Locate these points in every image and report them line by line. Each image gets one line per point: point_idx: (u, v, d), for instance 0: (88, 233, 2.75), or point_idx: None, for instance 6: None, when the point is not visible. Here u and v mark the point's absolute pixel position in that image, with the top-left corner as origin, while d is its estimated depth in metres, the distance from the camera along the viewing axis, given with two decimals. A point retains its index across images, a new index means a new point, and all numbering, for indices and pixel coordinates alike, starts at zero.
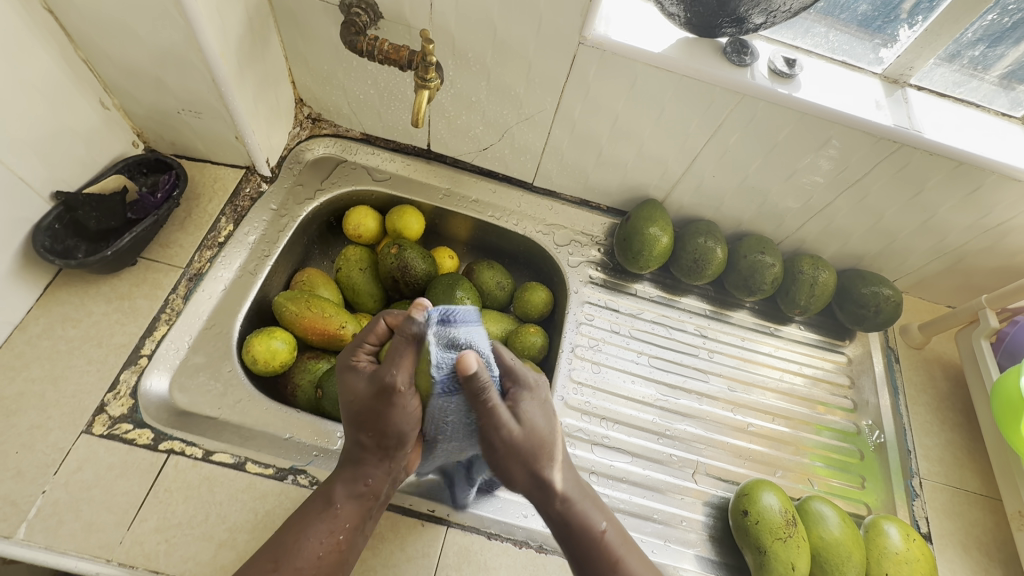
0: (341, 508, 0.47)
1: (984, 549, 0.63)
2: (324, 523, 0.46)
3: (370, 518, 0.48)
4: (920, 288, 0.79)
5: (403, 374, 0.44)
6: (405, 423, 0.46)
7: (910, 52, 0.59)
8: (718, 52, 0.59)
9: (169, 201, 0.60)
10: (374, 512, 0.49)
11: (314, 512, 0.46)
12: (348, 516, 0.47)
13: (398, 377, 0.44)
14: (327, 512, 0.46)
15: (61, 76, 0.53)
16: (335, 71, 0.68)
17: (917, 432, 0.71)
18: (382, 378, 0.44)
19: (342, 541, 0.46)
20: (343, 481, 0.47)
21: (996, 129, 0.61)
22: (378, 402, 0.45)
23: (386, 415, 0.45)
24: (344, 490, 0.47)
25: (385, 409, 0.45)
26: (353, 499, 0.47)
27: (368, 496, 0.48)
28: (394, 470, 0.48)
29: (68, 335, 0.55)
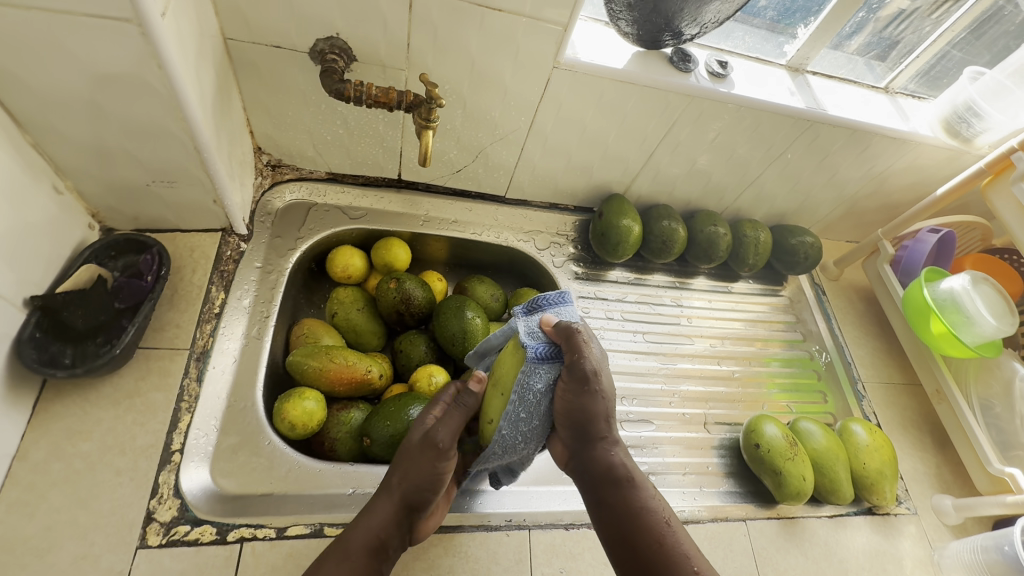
0: (355, 563, 0.45)
1: (917, 425, 0.81)
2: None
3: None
4: (828, 232, 0.96)
5: (447, 434, 0.49)
6: (427, 483, 0.48)
7: (808, 44, 0.72)
8: (666, 61, 0.67)
9: (161, 281, 0.56)
10: (388, 569, 0.48)
11: (330, 563, 0.45)
12: (359, 575, 0.45)
13: (445, 441, 0.48)
14: (343, 564, 0.45)
15: (15, 169, 0.47)
16: (301, 115, 0.66)
17: (851, 346, 0.88)
18: (432, 435, 0.49)
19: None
20: (360, 528, 0.47)
21: (872, 99, 0.77)
22: (420, 453, 0.48)
23: (417, 463, 0.48)
24: (357, 544, 0.46)
25: (421, 462, 0.48)
26: (368, 552, 0.46)
27: (380, 553, 0.47)
28: (407, 528, 0.49)
29: (82, 451, 0.50)
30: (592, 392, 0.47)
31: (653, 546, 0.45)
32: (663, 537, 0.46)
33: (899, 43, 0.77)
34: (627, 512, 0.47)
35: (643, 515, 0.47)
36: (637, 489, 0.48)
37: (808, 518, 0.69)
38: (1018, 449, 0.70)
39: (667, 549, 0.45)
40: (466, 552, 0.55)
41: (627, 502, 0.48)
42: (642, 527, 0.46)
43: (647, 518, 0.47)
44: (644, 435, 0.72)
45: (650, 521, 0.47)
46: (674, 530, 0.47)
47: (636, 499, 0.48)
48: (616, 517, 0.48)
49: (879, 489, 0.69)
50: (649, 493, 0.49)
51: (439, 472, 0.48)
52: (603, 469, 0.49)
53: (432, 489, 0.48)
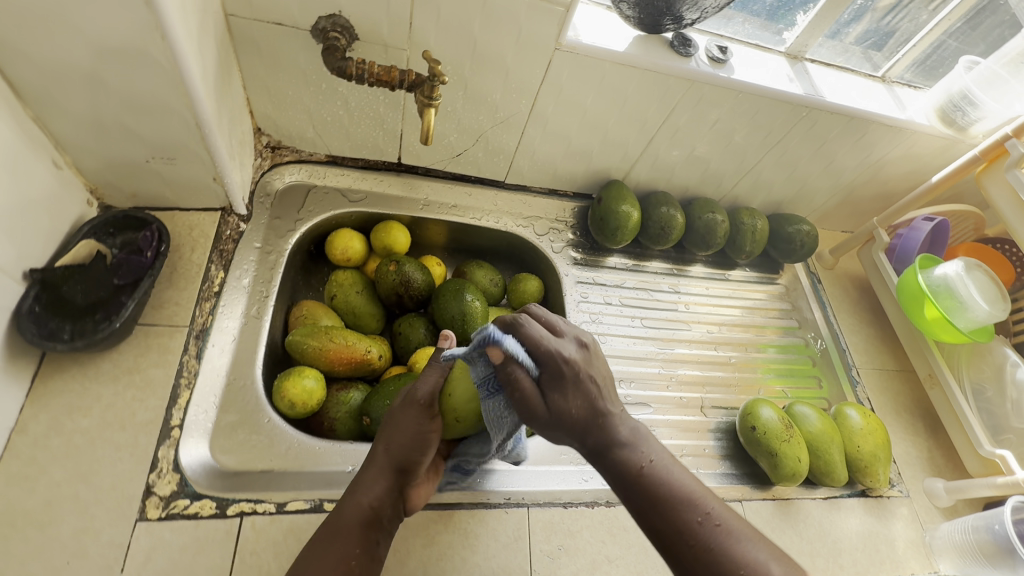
0: (347, 535, 0.44)
1: (910, 410, 0.82)
2: (330, 551, 0.43)
3: (379, 547, 0.46)
4: (824, 221, 0.97)
5: (427, 391, 0.50)
6: (411, 441, 0.48)
7: (806, 32, 0.73)
8: (666, 45, 0.67)
9: (160, 259, 0.55)
10: (383, 538, 0.47)
11: (321, 541, 0.44)
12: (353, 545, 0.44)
13: (425, 393, 0.50)
14: (334, 539, 0.44)
15: (16, 140, 0.47)
16: (301, 95, 0.66)
17: (846, 334, 0.88)
18: (413, 391, 0.50)
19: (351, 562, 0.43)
20: (351, 500, 0.46)
21: (869, 88, 0.78)
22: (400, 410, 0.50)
23: (398, 423, 0.49)
24: (346, 516, 0.45)
25: (403, 419, 0.49)
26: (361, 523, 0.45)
27: (373, 519, 0.46)
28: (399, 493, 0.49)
29: (81, 426, 0.50)
30: (570, 391, 0.43)
31: (657, 506, 0.41)
32: (664, 494, 0.41)
33: (895, 32, 0.77)
34: (621, 476, 0.42)
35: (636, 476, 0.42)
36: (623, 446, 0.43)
37: (803, 500, 0.69)
38: (1009, 432, 0.71)
39: (671, 505, 0.41)
40: (466, 529, 0.55)
41: (621, 469, 0.42)
42: (641, 491, 0.42)
43: (641, 478, 0.42)
44: (641, 418, 0.73)
45: (644, 479, 0.42)
46: (671, 478, 0.42)
47: (627, 459, 0.43)
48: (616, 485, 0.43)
49: (872, 471, 0.70)
50: (640, 449, 0.43)
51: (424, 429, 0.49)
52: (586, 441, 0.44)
53: (417, 447, 0.49)
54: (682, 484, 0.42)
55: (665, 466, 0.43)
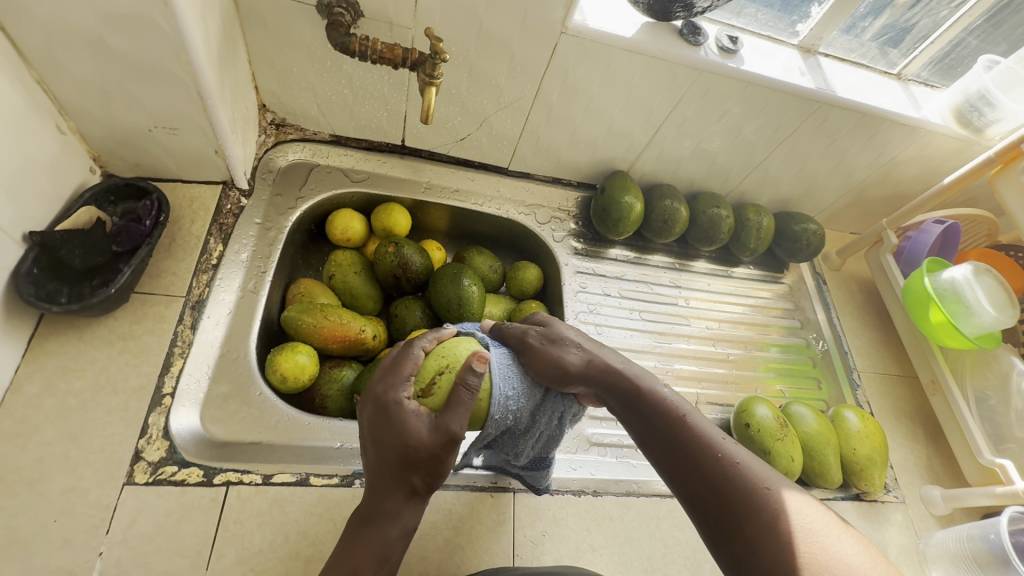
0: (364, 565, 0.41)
1: (911, 416, 0.80)
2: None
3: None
4: (832, 221, 0.96)
5: (460, 424, 0.44)
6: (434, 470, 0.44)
7: (820, 25, 0.71)
8: (675, 34, 0.66)
9: (159, 227, 0.56)
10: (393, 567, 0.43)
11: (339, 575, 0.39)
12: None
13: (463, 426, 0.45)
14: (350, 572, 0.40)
15: (19, 103, 0.48)
16: (305, 72, 0.66)
17: (849, 336, 0.87)
18: (452, 426, 0.44)
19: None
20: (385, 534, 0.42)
21: (884, 85, 0.76)
22: (435, 445, 0.43)
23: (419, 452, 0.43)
24: (366, 544, 0.41)
25: (439, 453, 0.44)
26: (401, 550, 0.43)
27: (390, 549, 0.42)
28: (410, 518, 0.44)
29: (74, 388, 0.51)
30: (566, 347, 0.52)
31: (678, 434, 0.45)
32: (684, 426, 0.46)
33: (913, 28, 0.75)
34: (640, 409, 0.48)
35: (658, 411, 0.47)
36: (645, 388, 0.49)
37: None
38: (1011, 442, 0.70)
39: (691, 434, 0.45)
40: (450, 511, 0.55)
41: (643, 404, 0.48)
42: (662, 422, 0.46)
43: (664, 412, 0.47)
44: None
45: (667, 412, 0.47)
46: (690, 412, 0.47)
47: (650, 398, 0.48)
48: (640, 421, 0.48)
49: (867, 475, 0.69)
50: (656, 387, 0.49)
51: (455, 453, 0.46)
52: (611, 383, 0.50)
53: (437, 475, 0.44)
54: (700, 419, 0.46)
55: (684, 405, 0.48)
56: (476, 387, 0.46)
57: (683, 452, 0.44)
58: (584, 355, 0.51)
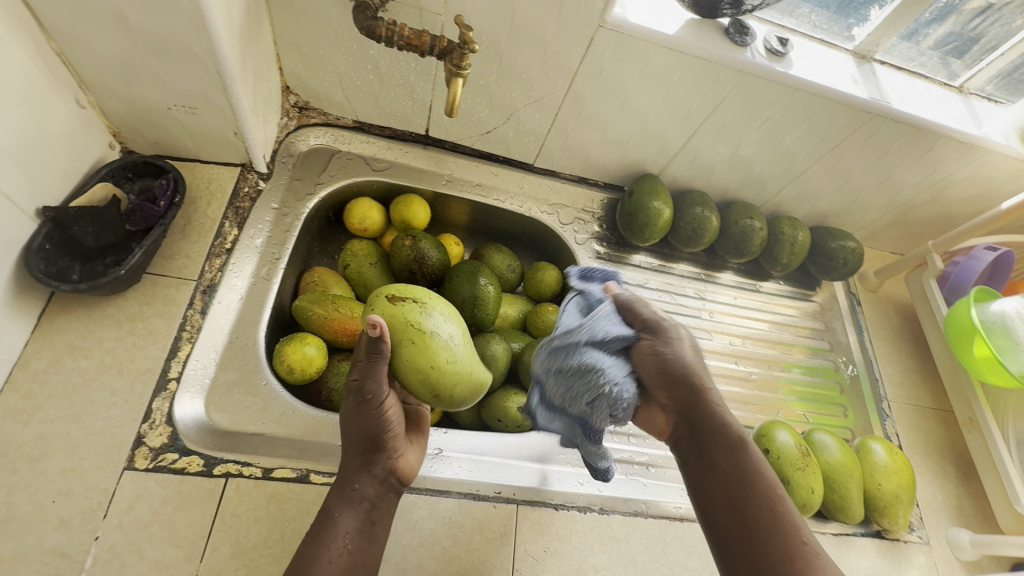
0: (341, 516, 0.43)
1: (942, 452, 0.76)
2: (327, 534, 0.41)
3: (375, 526, 0.44)
4: (872, 239, 0.91)
5: (373, 384, 0.45)
6: (373, 425, 0.45)
7: (879, 30, 0.67)
8: (721, 32, 0.62)
9: (173, 209, 0.55)
10: (378, 517, 0.45)
11: (313, 529, 0.42)
12: (349, 524, 0.43)
13: (374, 390, 0.45)
14: (326, 523, 0.42)
15: (38, 75, 0.47)
16: (331, 56, 0.64)
17: (881, 362, 0.83)
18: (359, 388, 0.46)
19: (350, 546, 0.42)
20: (337, 489, 0.45)
21: (944, 98, 0.71)
22: (356, 414, 0.46)
23: (356, 414, 0.46)
24: (337, 499, 0.44)
25: (360, 417, 0.46)
26: (350, 503, 0.44)
27: (362, 501, 0.44)
28: (380, 472, 0.46)
29: (81, 367, 0.50)
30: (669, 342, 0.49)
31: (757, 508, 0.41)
32: (761, 495, 0.42)
33: (982, 38, 0.70)
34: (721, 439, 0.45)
35: (740, 469, 0.43)
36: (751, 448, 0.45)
37: (812, 533, 0.65)
38: None
39: (773, 512, 0.40)
40: (450, 519, 0.54)
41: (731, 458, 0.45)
42: (739, 474, 0.43)
43: (743, 459, 0.44)
44: None
45: (749, 475, 0.43)
46: (781, 491, 0.42)
47: (746, 455, 0.44)
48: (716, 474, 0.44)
49: (891, 512, 0.65)
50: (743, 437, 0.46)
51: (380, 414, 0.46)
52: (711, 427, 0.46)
53: (381, 428, 0.46)
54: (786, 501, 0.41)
55: (777, 480, 0.43)
56: (383, 352, 0.44)
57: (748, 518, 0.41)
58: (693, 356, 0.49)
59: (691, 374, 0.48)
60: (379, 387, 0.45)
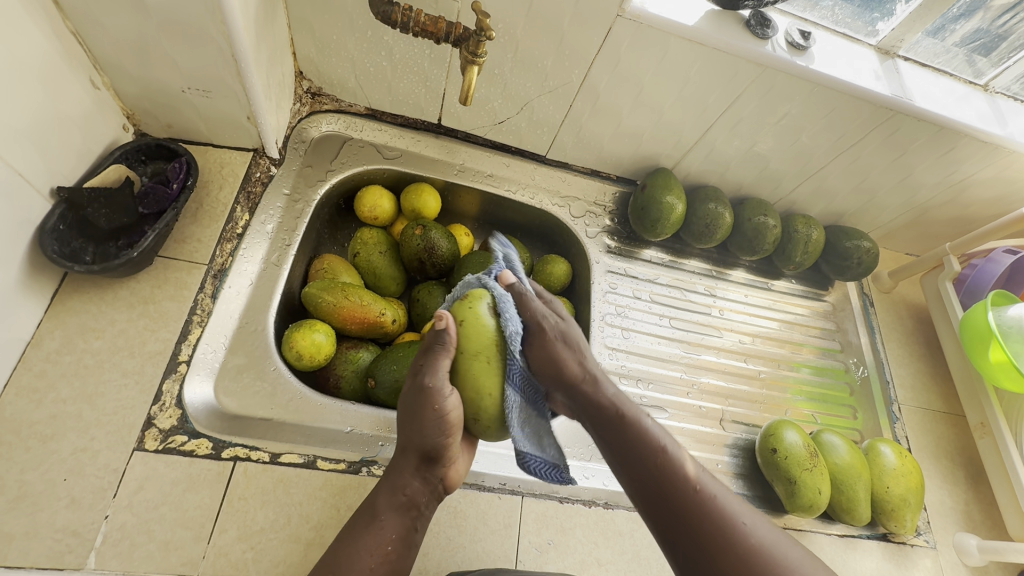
0: (387, 520, 0.43)
1: (951, 456, 0.75)
2: (372, 536, 0.42)
3: (417, 532, 0.45)
4: (887, 239, 0.89)
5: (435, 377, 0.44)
6: (437, 429, 0.44)
7: (904, 25, 0.65)
8: (741, 24, 0.60)
9: (186, 192, 0.55)
10: (420, 524, 0.45)
11: (358, 526, 0.43)
12: (393, 530, 0.43)
13: (434, 380, 0.44)
14: (371, 524, 0.43)
15: (53, 55, 0.47)
16: (345, 41, 0.63)
17: (892, 364, 0.82)
18: (417, 379, 0.44)
19: (390, 553, 0.43)
20: (384, 491, 0.45)
21: (967, 96, 0.69)
22: (412, 407, 0.44)
23: (420, 411, 0.44)
24: (387, 501, 0.44)
25: (418, 414, 0.44)
26: (397, 509, 0.44)
27: (410, 508, 0.45)
28: (432, 478, 0.46)
29: (93, 348, 0.51)
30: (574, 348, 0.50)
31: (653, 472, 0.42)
32: (674, 485, 0.41)
33: (1010, 36, 0.67)
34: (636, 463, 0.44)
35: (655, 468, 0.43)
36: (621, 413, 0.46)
37: (817, 534, 0.65)
38: None
39: (671, 477, 0.42)
40: (456, 509, 0.54)
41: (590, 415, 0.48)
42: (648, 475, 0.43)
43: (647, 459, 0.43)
44: (655, 422, 0.69)
45: (645, 445, 0.44)
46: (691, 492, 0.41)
47: (630, 423, 0.45)
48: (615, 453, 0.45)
49: (899, 516, 0.64)
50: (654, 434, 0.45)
51: (444, 413, 0.44)
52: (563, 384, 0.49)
53: (444, 434, 0.44)
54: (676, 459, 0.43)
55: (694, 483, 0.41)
56: (446, 343, 0.45)
57: (671, 513, 0.40)
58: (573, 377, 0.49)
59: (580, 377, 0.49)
60: (440, 381, 0.44)
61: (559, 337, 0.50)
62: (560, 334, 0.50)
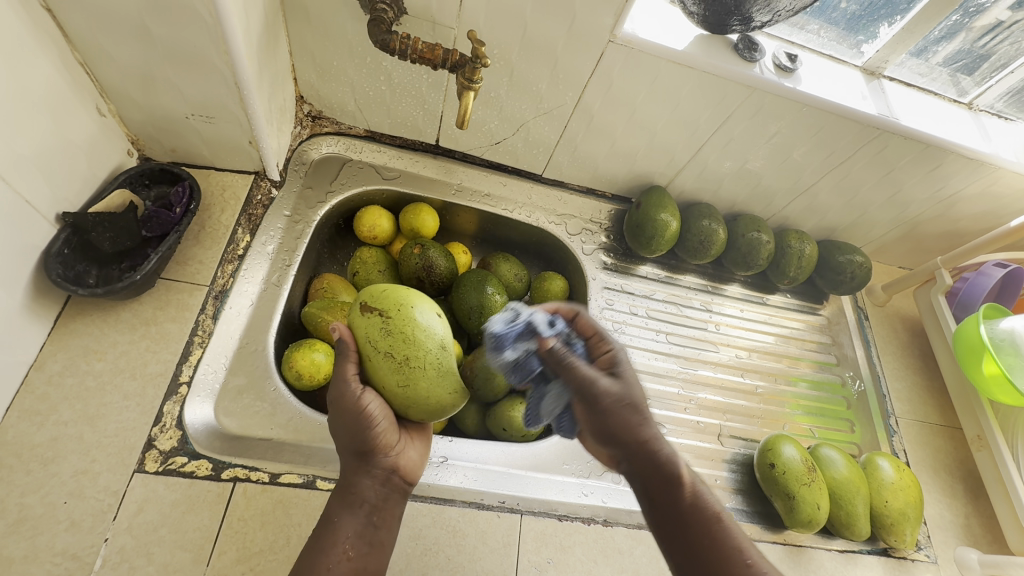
0: (341, 521, 0.44)
1: (950, 470, 0.75)
2: (328, 540, 0.42)
3: (378, 528, 0.45)
4: (880, 253, 0.90)
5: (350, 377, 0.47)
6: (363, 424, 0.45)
7: (888, 47, 0.67)
8: (730, 48, 0.62)
9: (188, 215, 0.56)
10: (380, 521, 0.45)
11: (315, 535, 0.43)
12: (348, 528, 0.43)
13: (350, 388, 0.46)
14: (327, 529, 0.43)
15: (61, 83, 0.49)
16: (346, 67, 0.65)
17: (889, 377, 0.82)
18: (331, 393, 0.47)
19: (350, 551, 0.43)
20: (335, 497, 0.45)
21: (951, 114, 0.71)
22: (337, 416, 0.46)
23: (343, 418, 0.46)
24: (338, 504, 0.45)
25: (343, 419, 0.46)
26: (348, 510, 0.44)
27: (362, 505, 0.45)
28: (380, 472, 0.46)
29: (95, 370, 0.51)
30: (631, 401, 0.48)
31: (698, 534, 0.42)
32: (710, 521, 0.42)
33: (992, 55, 0.69)
34: (666, 484, 0.45)
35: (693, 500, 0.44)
36: (666, 456, 0.46)
37: (818, 550, 0.64)
38: None
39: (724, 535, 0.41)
40: (454, 527, 0.54)
41: (636, 461, 0.47)
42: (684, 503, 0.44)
43: (676, 486, 0.44)
44: None
45: (692, 498, 0.44)
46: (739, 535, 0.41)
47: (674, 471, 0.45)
48: (662, 499, 0.44)
49: (898, 531, 0.64)
50: (685, 470, 0.46)
51: (366, 405, 0.46)
52: (613, 431, 0.47)
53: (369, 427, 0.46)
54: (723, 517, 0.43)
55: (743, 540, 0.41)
56: (349, 352, 0.48)
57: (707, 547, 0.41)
58: (625, 409, 0.47)
59: (635, 405, 0.48)
60: (349, 385, 0.46)
61: (621, 390, 0.48)
62: (622, 390, 0.48)
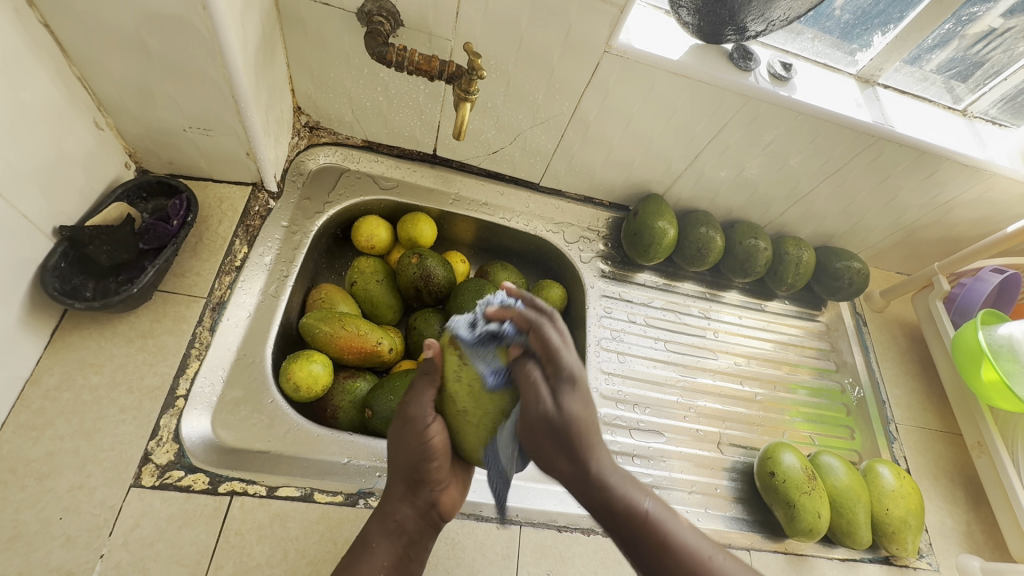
0: (378, 546, 0.45)
1: (951, 476, 0.75)
2: (364, 563, 0.44)
3: (411, 560, 0.46)
4: (877, 259, 0.91)
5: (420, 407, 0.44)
6: (421, 454, 0.45)
7: (882, 55, 0.68)
8: (725, 58, 0.63)
9: (186, 227, 0.56)
10: (414, 551, 0.47)
11: (350, 556, 0.45)
12: (384, 555, 0.45)
13: (420, 411, 0.44)
14: (364, 552, 0.45)
15: (58, 98, 0.49)
16: (343, 78, 0.65)
17: (887, 383, 0.82)
18: (405, 406, 0.45)
19: None
20: (376, 518, 0.46)
21: (946, 121, 0.71)
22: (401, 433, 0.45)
23: (405, 440, 0.45)
24: (378, 529, 0.46)
25: (405, 438, 0.45)
26: (387, 537, 0.45)
27: (401, 534, 0.46)
28: (421, 503, 0.47)
29: (91, 383, 0.51)
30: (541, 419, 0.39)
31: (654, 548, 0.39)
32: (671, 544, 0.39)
33: (985, 62, 0.70)
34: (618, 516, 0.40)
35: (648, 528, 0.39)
36: (621, 492, 0.40)
37: (818, 558, 0.64)
38: None
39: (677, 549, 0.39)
40: (453, 539, 0.53)
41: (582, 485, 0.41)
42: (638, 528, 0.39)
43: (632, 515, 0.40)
44: (653, 446, 0.69)
45: (648, 527, 0.39)
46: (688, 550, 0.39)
47: (631, 505, 0.40)
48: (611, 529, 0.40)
49: (899, 538, 0.64)
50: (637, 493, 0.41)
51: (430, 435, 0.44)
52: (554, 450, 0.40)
53: (428, 458, 0.45)
54: (682, 535, 0.40)
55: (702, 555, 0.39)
56: (433, 374, 0.44)
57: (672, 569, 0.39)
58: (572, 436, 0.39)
59: (582, 432, 0.40)
60: (423, 412, 0.44)
61: (567, 421, 0.39)
62: (567, 415, 0.39)
